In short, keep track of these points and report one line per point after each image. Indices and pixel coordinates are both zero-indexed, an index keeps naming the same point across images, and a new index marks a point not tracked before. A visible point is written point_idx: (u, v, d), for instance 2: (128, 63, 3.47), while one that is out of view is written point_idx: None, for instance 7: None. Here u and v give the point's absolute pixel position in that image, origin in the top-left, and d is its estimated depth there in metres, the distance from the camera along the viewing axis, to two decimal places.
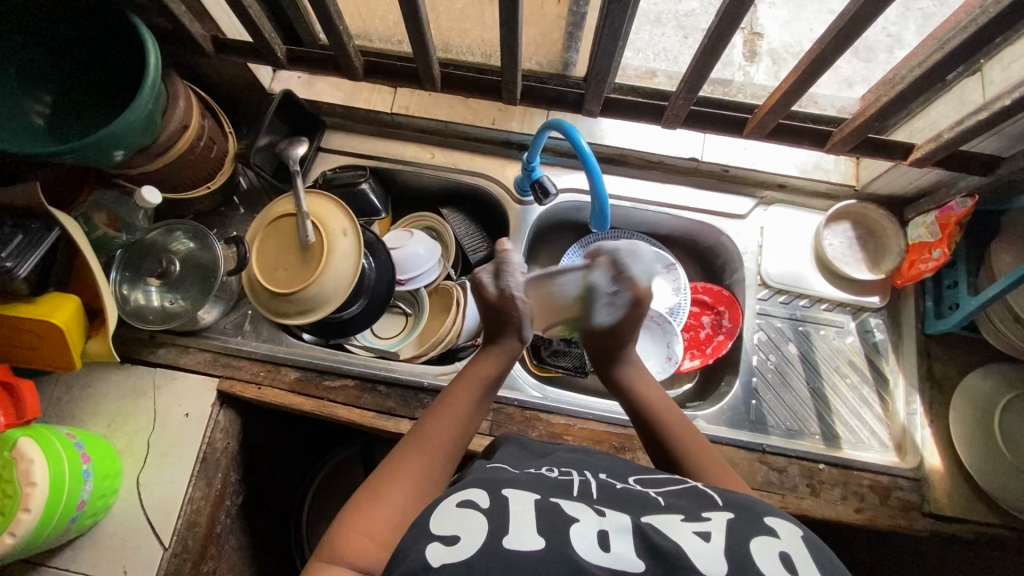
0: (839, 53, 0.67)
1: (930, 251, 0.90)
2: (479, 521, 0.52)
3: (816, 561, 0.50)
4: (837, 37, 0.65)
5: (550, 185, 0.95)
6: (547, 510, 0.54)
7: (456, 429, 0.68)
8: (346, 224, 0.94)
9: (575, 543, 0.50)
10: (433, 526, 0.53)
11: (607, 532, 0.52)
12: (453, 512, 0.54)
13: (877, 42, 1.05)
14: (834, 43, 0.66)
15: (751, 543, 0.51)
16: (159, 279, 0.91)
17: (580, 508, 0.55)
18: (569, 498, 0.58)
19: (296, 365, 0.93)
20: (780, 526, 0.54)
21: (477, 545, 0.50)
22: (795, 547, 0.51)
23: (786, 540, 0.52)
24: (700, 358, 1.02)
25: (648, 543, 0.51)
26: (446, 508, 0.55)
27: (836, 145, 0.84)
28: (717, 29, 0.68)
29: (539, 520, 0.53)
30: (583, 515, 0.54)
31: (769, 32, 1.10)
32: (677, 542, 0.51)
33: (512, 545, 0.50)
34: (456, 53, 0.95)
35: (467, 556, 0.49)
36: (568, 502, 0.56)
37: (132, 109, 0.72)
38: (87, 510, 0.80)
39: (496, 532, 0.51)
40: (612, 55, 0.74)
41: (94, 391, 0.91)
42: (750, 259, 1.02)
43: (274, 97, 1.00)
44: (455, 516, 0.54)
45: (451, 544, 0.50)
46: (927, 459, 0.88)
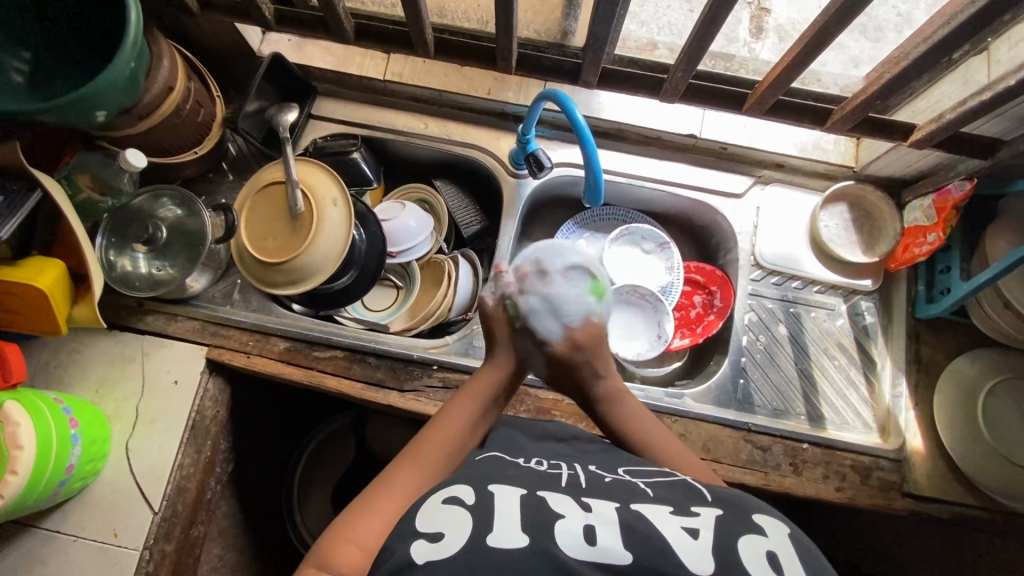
0: (842, 27, 0.65)
1: (925, 234, 0.90)
2: (463, 518, 0.53)
3: (801, 560, 0.52)
4: (840, 10, 0.63)
5: (545, 158, 0.93)
6: (533, 507, 0.55)
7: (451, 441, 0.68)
8: (336, 194, 0.93)
9: (559, 538, 0.51)
10: (418, 524, 0.54)
11: (592, 527, 0.52)
12: (438, 510, 0.55)
13: (886, 22, 1.02)
14: (837, 16, 0.64)
15: (739, 544, 0.52)
16: (145, 245, 0.89)
17: (565, 503, 0.56)
18: (555, 491, 0.58)
19: (285, 336, 0.93)
20: (767, 522, 0.55)
21: (460, 543, 0.51)
22: (781, 546, 0.52)
23: (774, 539, 0.53)
24: (689, 337, 1.01)
25: (635, 536, 0.52)
26: (432, 505, 0.56)
27: (835, 124, 0.82)
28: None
29: (523, 516, 0.53)
30: (568, 510, 0.55)
31: (777, 8, 1.07)
32: (663, 537, 0.52)
33: (495, 543, 0.50)
34: (452, 18, 0.92)
35: (451, 554, 0.50)
36: (554, 496, 0.57)
37: (108, 72, 0.70)
38: (76, 473, 0.81)
39: (479, 529, 0.52)
40: (610, 22, 0.71)
41: (82, 357, 0.91)
42: (745, 239, 1.01)
43: (263, 60, 0.98)
44: (438, 514, 0.54)
45: (435, 540, 0.51)
46: (909, 441, 0.90)
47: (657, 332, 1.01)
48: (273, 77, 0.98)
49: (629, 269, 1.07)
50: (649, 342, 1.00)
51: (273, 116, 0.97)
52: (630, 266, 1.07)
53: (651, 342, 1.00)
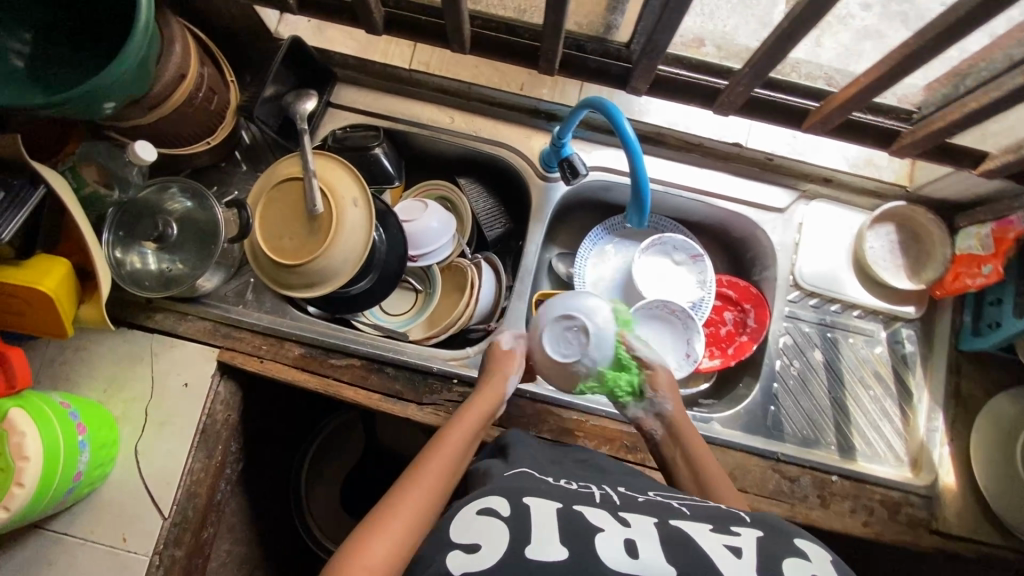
0: (937, 53, 0.59)
1: (980, 265, 0.86)
2: (499, 529, 0.52)
3: None
4: (943, 33, 0.57)
5: (579, 163, 0.88)
6: (570, 518, 0.54)
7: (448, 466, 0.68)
8: (356, 194, 0.88)
9: (600, 551, 0.50)
10: (454, 534, 0.53)
11: (632, 541, 0.52)
12: (472, 520, 0.54)
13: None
14: (938, 39, 0.57)
15: (783, 564, 0.51)
16: (155, 242, 0.83)
17: (604, 518, 0.55)
18: (591, 506, 0.58)
19: (300, 341, 0.89)
20: (809, 548, 0.54)
21: (498, 554, 0.50)
22: (824, 570, 0.51)
23: (818, 564, 0.52)
24: (720, 358, 0.97)
25: (676, 553, 0.51)
26: (467, 515, 0.55)
27: (902, 148, 0.76)
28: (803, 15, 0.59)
29: (561, 528, 0.52)
30: (606, 524, 0.54)
31: None
32: (704, 554, 0.51)
33: (534, 555, 0.49)
34: (486, 5, 0.84)
35: (490, 564, 0.49)
36: (591, 511, 0.56)
37: (118, 62, 0.64)
38: (83, 480, 0.78)
39: (517, 541, 0.51)
40: (672, 30, 0.65)
41: (89, 354, 0.88)
42: (784, 257, 0.96)
43: (281, 43, 0.91)
44: (474, 523, 0.54)
45: (472, 551, 0.51)
46: (942, 477, 0.87)
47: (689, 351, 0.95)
48: (291, 62, 0.91)
49: (657, 281, 1.01)
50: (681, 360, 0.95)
51: (290, 104, 0.91)
52: (658, 279, 1.02)
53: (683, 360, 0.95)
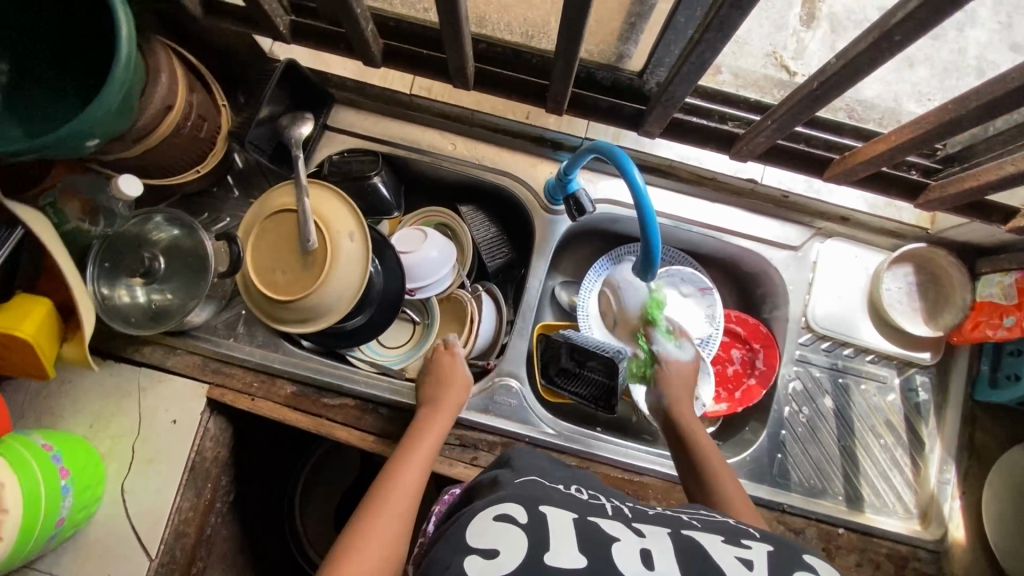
0: (980, 122, 0.55)
1: (1002, 317, 0.82)
2: (516, 535, 0.49)
3: None
4: (990, 104, 0.52)
5: (586, 200, 0.84)
6: (586, 527, 0.52)
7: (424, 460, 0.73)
8: (353, 227, 0.84)
9: (617, 561, 0.48)
10: (469, 539, 0.50)
11: (649, 552, 0.50)
12: (488, 525, 0.51)
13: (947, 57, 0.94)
14: (981, 111, 0.53)
15: None
16: (142, 277, 0.81)
17: (618, 528, 0.53)
18: (604, 517, 0.55)
19: (292, 379, 0.86)
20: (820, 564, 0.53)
21: (517, 561, 0.47)
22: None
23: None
24: (727, 402, 0.93)
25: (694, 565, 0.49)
26: (480, 521, 0.52)
27: (929, 201, 0.72)
28: (836, 77, 0.55)
29: (580, 537, 0.50)
30: (620, 534, 0.53)
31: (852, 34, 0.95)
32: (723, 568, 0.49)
33: (553, 562, 0.47)
34: (493, 30, 0.79)
35: (509, 570, 0.46)
36: (605, 522, 0.54)
37: (99, 99, 0.60)
38: (66, 524, 0.76)
39: (536, 548, 0.48)
40: (691, 83, 0.62)
41: (75, 388, 0.85)
42: (797, 298, 0.92)
43: (276, 65, 0.87)
44: (489, 528, 0.51)
45: (489, 557, 0.48)
46: (951, 532, 0.85)
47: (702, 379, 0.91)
48: (286, 84, 0.87)
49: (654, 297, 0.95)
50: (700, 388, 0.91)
51: (284, 128, 0.87)
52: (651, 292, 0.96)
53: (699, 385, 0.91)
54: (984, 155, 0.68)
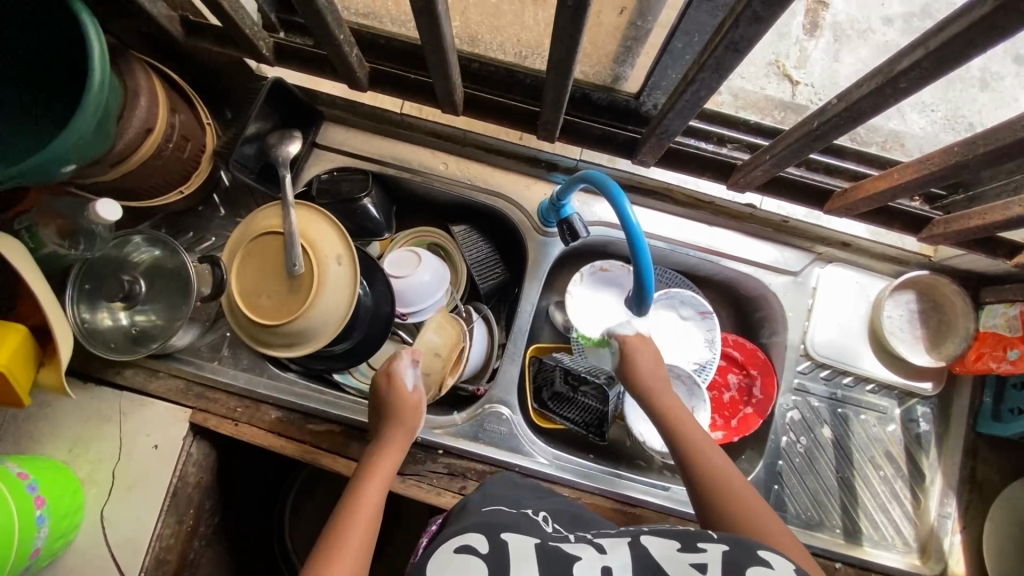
0: (988, 167, 0.52)
1: (1007, 349, 0.80)
2: (477, 566, 0.52)
3: None
4: (998, 152, 0.50)
5: (580, 226, 0.81)
6: (547, 549, 0.55)
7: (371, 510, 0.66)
8: (340, 250, 0.82)
9: None
10: (432, 570, 0.53)
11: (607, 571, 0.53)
12: (452, 557, 0.54)
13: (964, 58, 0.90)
14: (987, 158, 0.51)
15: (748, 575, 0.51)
16: (123, 302, 0.78)
17: (580, 547, 0.56)
18: (568, 539, 0.58)
19: (277, 404, 0.84)
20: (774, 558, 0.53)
21: None
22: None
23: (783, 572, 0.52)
24: (722, 431, 0.89)
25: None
26: (444, 554, 0.54)
27: (934, 234, 0.70)
28: (837, 117, 0.53)
29: (540, 561, 0.53)
30: (583, 553, 0.55)
31: (854, 52, 0.93)
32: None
33: None
34: (485, 49, 0.77)
35: None
36: (568, 544, 0.57)
37: (72, 126, 0.58)
38: (43, 554, 0.74)
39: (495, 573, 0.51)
40: (687, 116, 0.60)
41: (55, 411, 0.83)
42: (795, 324, 0.90)
43: (263, 83, 0.85)
44: (452, 560, 0.53)
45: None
46: (951, 567, 0.83)
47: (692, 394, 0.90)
48: (274, 103, 0.85)
49: (609, 311, 0.95)
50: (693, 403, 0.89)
51: (272, 148, 0.85)
52: (599, 308, 0.95)
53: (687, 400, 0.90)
54: (990, 189, 0.65)
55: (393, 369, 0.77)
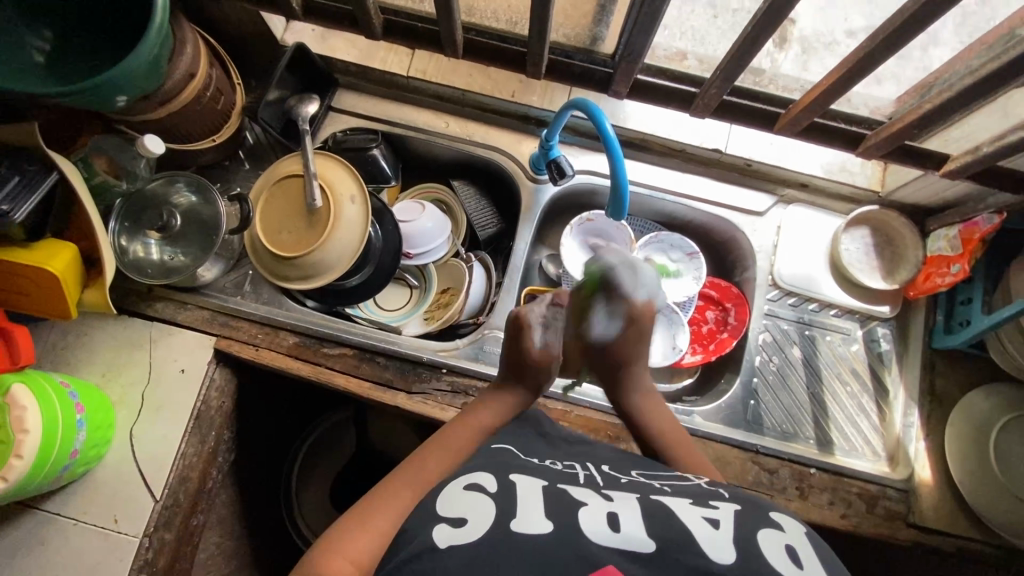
0: (889, 54, 0.64)
1: (950, 265, 0.89)
2: (485, 508, 0.53)
3: (819, 554, 0.52)
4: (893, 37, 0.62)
5: (567, 165, 0.92)
6: (554, 498, 0.56)
7: (444, 465, 0.66)
8: (354, 191, 0.91)
9: (582, 525, 0.51)
10: (440, 511, 0.54)
11: (615, 515, 0.53)
12: (460, 498, 0.56)
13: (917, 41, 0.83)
14: (884, 43, 0.63)
15: (759, 535, 0.53)
16: (159, 232, 0.88)
17: (588, 496, 0.57)
18: (576, 486, 0.59)
19: (294, 331, 0.92)
20: (783, 520, 0.57)
21: (483, 530, 0.51)
22: (799, 539, 0.53)
23: (790, 534, 0.54)
24: (701, 354, 0.99)
25: (654, 522, 0.53)
26: (451, 495, 0.57)
27: (868, 150, 0.81)
28: (766, 23, 0.64)
29: (545, 508, 0.54)
30: (590, 500, 0.56)
31: None
32: (684, 525, 0.53)
33: (520, 529, 0.50)
34: (480, 16, 0.89)
35: (474, 538, 0.50)
36: (575, 491, 0.58)
37: (133, 56, 0.68)
38: (79, 459, 0.80)
39: (502, 516, 0.52)
40: (648, 34, 0.71)
41: (91, 339, 0.90)
42: (763, 258, 0.99)
43: (286, 50, 0.97)
44: (460, 502, 0.55)
45: (457, 526, 0.52)
46: (918, 472, 0.89)
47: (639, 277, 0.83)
48: (295, 67, 0.97)
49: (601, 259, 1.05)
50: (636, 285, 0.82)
51: (293, 107, 0.96)
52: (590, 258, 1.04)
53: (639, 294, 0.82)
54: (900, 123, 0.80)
55: (522, 325, 0.76)
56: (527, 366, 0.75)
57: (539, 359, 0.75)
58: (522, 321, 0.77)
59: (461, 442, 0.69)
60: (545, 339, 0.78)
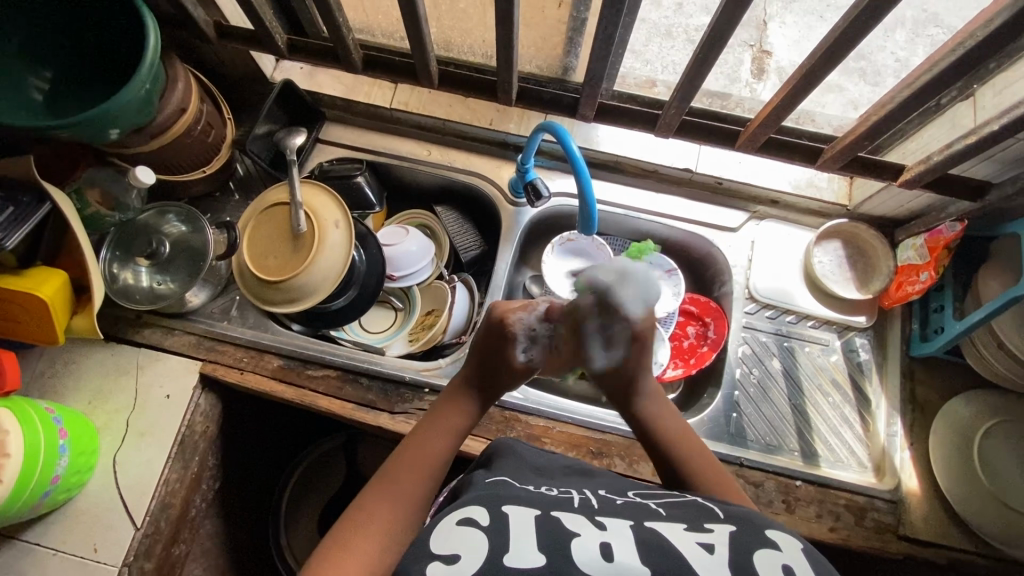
0: (829, 69, 0.69)
1: (918, 273, 0.91)
2: (479, 540, 0.53)
3: (811, 563, 0.53)
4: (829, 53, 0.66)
5: (542, 187, 0.95)
6: (549, 527, 0.55)
7: (423, 472, 0.66)
8: (338, 216, 0.94)
9: (575, 557, 0.51)
10: (433, 545, 0.54)
11: (609, 544, 0.53)
12: (453, 531, 0.54)
13: (884, 66, 0.99)
14: (823, 58, 0.68)
15: (754, 558, 0.52)
16: (149, 259, 0.91)
17: (581, 523, 0.56)
18: (570, 512, 0.58)
19: (279, 353, 0.94)
20: (780, 538, 0.56)
21: (478, 562, 0.51)
22: (795, 559, 0.53)
23: (788, 553, 0.53)
24: (683, 367, 1.00)
25: (648, 551, 0.53)
26: (447, 527, 0.55)
27: (826, 162, 0.84)
28: (710, 43, 0.69)
29: (539, 535, 0.53)
30: (583, 529, 0.55)
31: (777, 51, 1.07)
32: (679, 551, 0.53)
33: (513, 563, 0.50)
34: (457, 53, 0.96)
35: None
36: (569, 517, 0.57)
37: (124, 94, 0.72)
38: (61, 485, 0.80)
39: (497, 549, 0.52)
40: (605, 61, 0.76)
41: (79, 367, 0.92)
42: (739, 272, 1.02)
43: (274, 87, 1.02)
44: (454, 534, 0.54)
45: (451, 562, 0.51)
46: (905, 482, 0.88)
47: (639, 288, 0.66)
48: (283, 102, 1.02)
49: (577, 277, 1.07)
50: (632, 298, 0.66)
51: (281, 139, 1.00)
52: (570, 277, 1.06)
53: (634, 309, 0.66)
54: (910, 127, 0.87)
55: (508, 336, 0.72)
56: (497, 377, 0.75)
57: (517, 370, 0.75)
58: (507, 331, 0.73)
59: (438, 445, 0.69)
60: (528, 351, 0.74)
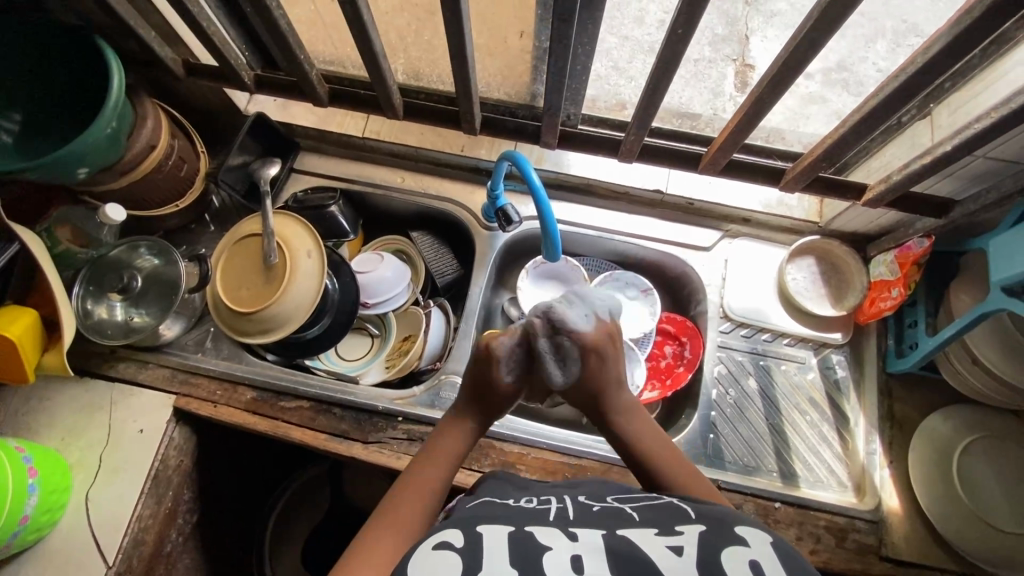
0: (777, 96, 0.70)
1: (890, 289, 0.90)
2: (453, 565, 0.50)
3: (783, 562, 0.50)
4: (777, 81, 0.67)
5: (513, 213, 0.96)
6: (520, 542, 0.52)
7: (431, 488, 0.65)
8: (310, 246, 0.95)
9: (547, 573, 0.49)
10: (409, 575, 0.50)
11: (580, 557, 0.51)
12: (428, 557, 0.51)
13: (867, 76, 1.04)
14: (771, 85, 0.69)
15: (723, 560, 0.50)
16: (121, 294, 0.91)
17: (552, 534, 0.53)
18: (543, 523, 0.56)
19: (253, 385, 0.94)
20: (750, 534, 0.53)
21: None
22: (764, 555, 0.50)
23: (755, 548, 0.51)
24: (659, 389, 0.99)
25: (621, 561, 0.50)
26: (422, 553, 0.52)
27: (789, 183, 0.85)
28: (661, 72, 0.70)
29: (511, 555, 0.50)
30: (555, 541, 0.52)
31: (760, 64, 1.10)
32: (649, 557, 0.51)
33: None
34: (426, 81, 0.97)
35: None
36: (541, 530, 0.54)
37: (89, 134, 0.73)
38: (30, 524, 0.80)
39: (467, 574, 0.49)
40: (561, 91, 0.77)
41: (51, 404, 0.92)
42: (713, 291, 1.02)
43: (247, 119, 1.03)
44: (431, 560, 0.51)
45: None
46: (885, 501, 0.87)
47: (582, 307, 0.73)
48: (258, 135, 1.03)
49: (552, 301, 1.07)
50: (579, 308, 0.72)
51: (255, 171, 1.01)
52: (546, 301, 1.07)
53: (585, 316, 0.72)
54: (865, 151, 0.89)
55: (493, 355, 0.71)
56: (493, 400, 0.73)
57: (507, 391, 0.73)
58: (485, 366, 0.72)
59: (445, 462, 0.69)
60: (513, 373, 0.73)
